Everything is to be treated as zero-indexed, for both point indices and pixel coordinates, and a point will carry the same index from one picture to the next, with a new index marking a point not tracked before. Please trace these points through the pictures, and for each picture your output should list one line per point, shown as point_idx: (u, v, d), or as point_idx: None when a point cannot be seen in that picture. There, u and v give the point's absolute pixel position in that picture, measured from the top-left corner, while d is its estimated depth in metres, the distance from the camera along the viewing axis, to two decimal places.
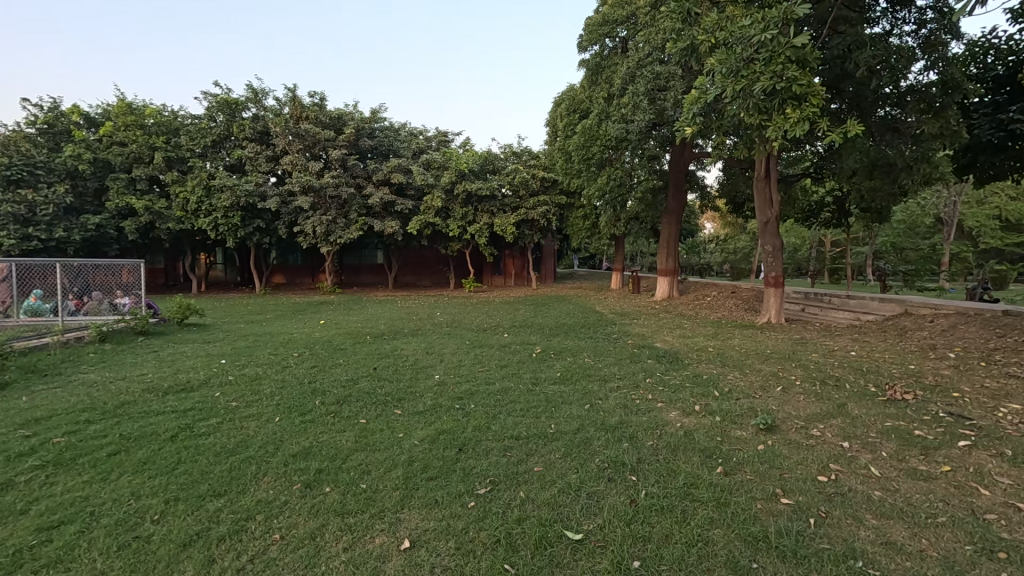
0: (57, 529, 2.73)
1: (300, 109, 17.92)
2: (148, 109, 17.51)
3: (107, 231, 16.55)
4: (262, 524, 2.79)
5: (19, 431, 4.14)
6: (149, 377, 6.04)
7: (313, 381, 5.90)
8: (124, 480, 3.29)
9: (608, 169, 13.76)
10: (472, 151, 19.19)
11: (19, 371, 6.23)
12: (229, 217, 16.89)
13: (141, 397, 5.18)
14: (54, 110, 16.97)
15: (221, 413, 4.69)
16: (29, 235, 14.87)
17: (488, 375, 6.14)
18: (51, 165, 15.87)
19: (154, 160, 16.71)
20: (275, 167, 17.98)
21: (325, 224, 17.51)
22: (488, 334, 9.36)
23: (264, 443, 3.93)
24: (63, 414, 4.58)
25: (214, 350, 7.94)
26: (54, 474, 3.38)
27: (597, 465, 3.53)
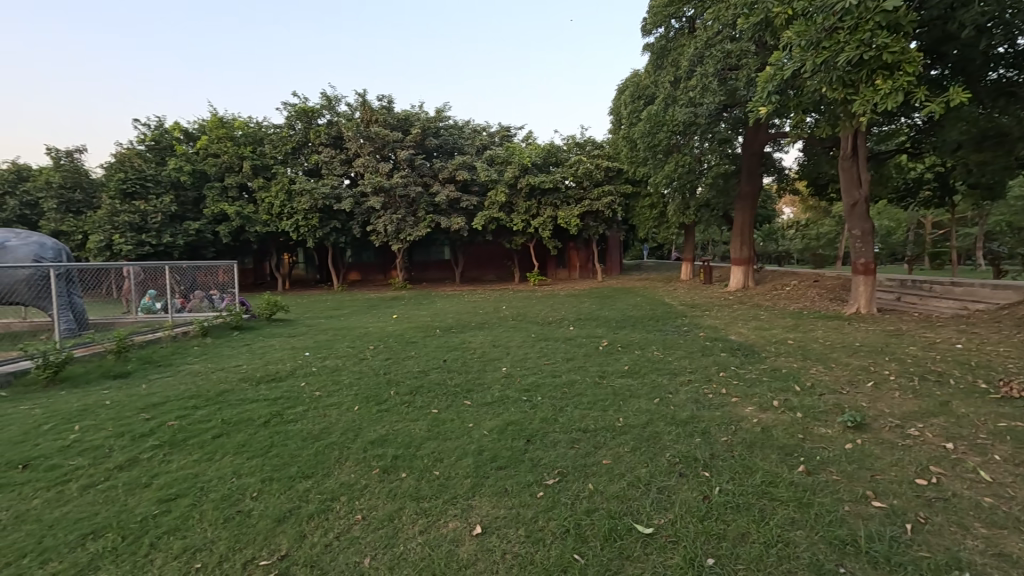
0: (174, 501, 3.08)
1: (370, 113, 18.77)
2: (237, 122, 19.18)
3: (205, 236, 18.23)
4: (345, 505, 3.00)
5: (141, 414, 4.70)
6: (243, 368, 6.61)
7: (387, 372, 6.22)
8: (227, 460, 3.65)
9: (675, 156, 13.28)
10: (535, 145, 19.20)
11: (138, 361, 7.05)
12: (308, 218, 18.02)
13: (237, 386, 5.68)
14: (159, 128, 18.88)
15: (306, 401, 5.07)
16: (143, 241, 16.70)
17: (554, 368, 6.16)
18: (158, 177, 17.68)
19: (243, 169, 18.18)
20: (348, 170, 18.94)
21: (395, 223, 18.23)
22: (554, 327, 9.38)
23: (345, 430, 4.20)
24: (174, 400, 5.14)
25: (298, 343, 8.55)
26: (169, 453, 3.81)
27: (667, 460, 3.45)
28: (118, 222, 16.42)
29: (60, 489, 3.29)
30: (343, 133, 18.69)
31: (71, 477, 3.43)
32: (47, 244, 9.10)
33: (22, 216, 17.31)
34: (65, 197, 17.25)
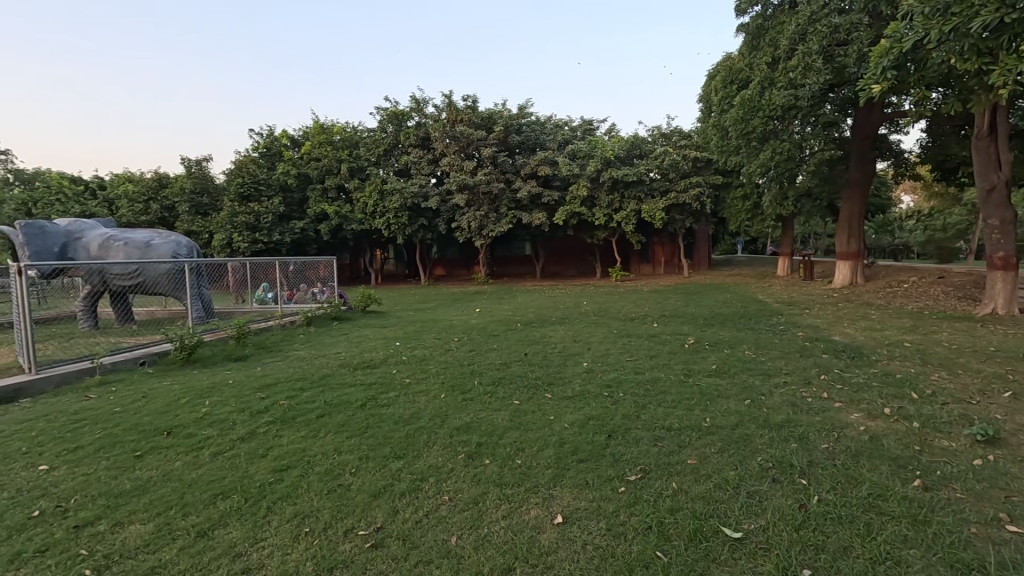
0: (285, 472, 3.44)
1: (456, 113, 19.39)
2: (335, 127, 20.71)
3: (308, 234, 19.87)
4: (434, 485, 3.18)
5: (258, 392, 5.29)
6: (342, 355, 7.18)
7: (471, 363, 6.46)
8: (329, 438, 4.00)
9: (772, 142, 12.38)
10: (618, 138, 18.76)
11: (253, 347, 7.88)
12: (398, 217, 19.00)
13: (336, 371, 6.19)
14: (271, 136, 20.85)
15: (397, 388, 5.40)
16: (257, 239, 18.57)
17: (637, 365, 6.05)
18: (270, 181, 19.54)
19: (341, 171, 19.61)
20: (434, 169, 19.70)
21: (478, 219, 18.70)
22: (636, 324, 9.16)
23: (432, 416, 4.43)
24: (284, 382, 5.71)
25: (389, 334, 9.09)
26: (281, 429, 4.25)
27: (759, 465, 3.27)
28: (236, 222, 18.36)
29: (196, 454, 3.79)
30: (431, 133, 19.46)
31: (204, 445, 3.95)
32: (180, 242, 10.38)
33: (162, 218, 19.92)
34: (195, 200, 19.58)
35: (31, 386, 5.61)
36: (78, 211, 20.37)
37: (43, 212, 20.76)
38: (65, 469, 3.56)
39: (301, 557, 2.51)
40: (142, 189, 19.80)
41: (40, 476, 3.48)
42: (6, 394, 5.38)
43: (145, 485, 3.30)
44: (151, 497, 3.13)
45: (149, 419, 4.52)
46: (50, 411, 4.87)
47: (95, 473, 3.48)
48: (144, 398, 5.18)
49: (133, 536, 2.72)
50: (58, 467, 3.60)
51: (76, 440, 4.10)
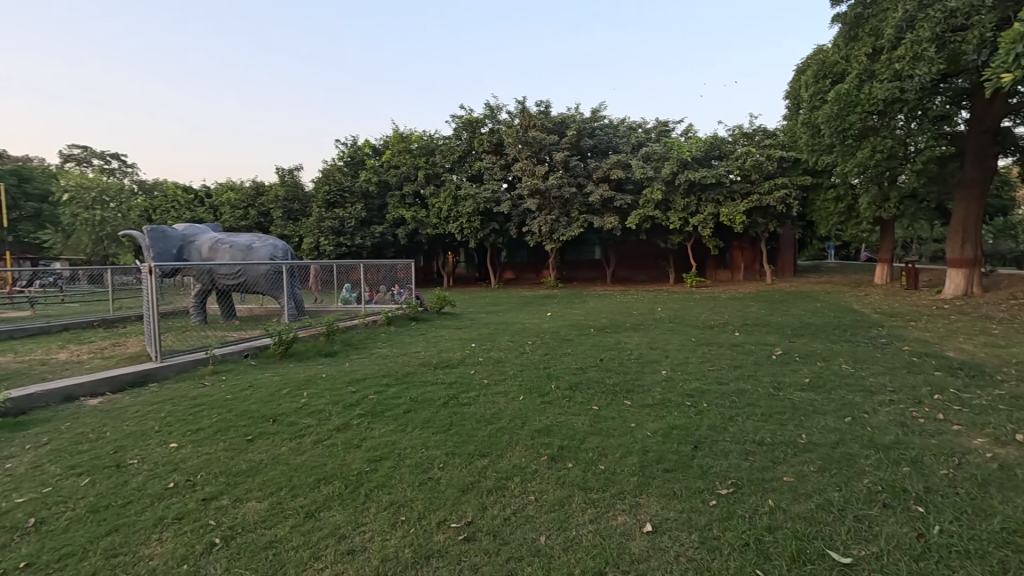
0: (379, 463, 3.65)
1: (529, 118, 19.61)
2: (414, 136, 21.61)
3: (387, 238, 20.86)
4: (520, 485, 3.25)
5: (349, 387, 5.64)
6: (422, 354, 7.47)
7: (547, 366, 6.49)
8: (416, 433, 4.20)
9: (871, 139, 11.43)
10: (696, 138, 18.09)
11: (341, 344, 8.38)
12: (471, 221, 19.47)
13: (418, 369, 6.46)
14: (354, 145, 22.14)
15: (476, 388, 5.55)
16: (341, 242, 19.75)
17: (720, 375, 5.80)
18: (353, 188, 20.74)
19: (418, 178, 20.44)
20: (507, 175, 20.00)
21: (549, 224, 18.76)
22: (716, 332, 8.78)
23: (513, 417, 4.52)
24: (371, 378, 6.04)
25: (465, 335, 9.36)
26: (372, 422, 4.51)
27: (866, 487, 3.04)
28: (323, 227, 19.63)
29: (299, 441, 4.12)
30: (504, 139, 19.78)
31: (305, 433, 4.27)
32: (276, 244, 11.23)
33: (259, 223, 21.70)
34: (287, 207, 21.16)
35: (157, 372, 6.31)
36: (189, 217, 22.67)
37: (161, 217, 23.30)
38: (190, 448, 3.98)
39: (399, 543, 2.65)
40: (242, 197, 21.69)
41: (172, 452, 3.92)
42: (138, 378, 6.08)
43: (258, 466, 3.63)
44: (264, 478, 3.43)
45: (256, 407, 4.95)
46: (174, 396, 5.46)
47: (216, 453, 3.87)
48: (250, 388, 5.68)
49: (252, 511, 3.01)
50: (185, 446, 4.04)
51: (198, 422, 4.58)
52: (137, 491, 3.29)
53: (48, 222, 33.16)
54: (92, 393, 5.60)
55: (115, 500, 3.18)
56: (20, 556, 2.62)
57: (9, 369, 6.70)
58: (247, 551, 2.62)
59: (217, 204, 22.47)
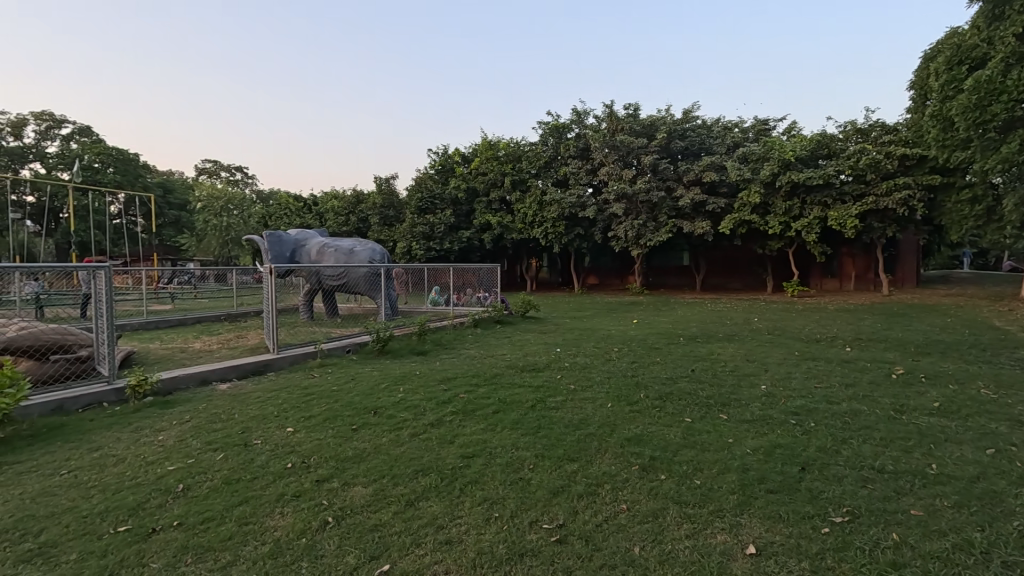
0: (471, 459, 3.78)
1: (617, 122, 19.35)
2: (501, 143, 22.15)
3: (473, 242, 21.53)
4: (611, 492, 3.21)
5: (441, 385, 5.89)
6: (508, 357, 7.62)
7: (635, 374, 6.34)
8: (506, 433, 4.29)
9: (1019, 131, 9.97)
10: (800, 137, 16.80)
11: (432, 343, 8.78)
12: (555, 226, 19.54)
13: (505, 370, 6.61)
14: (445, 154, 23.12)
15: (563, 392, 5.56)
16: (430, 247, 20.68)
17: (830, 393, 5.33)
18: (443, 195, 21.68)
19: (504, 184, 20.91)
20: (593, 179, 19.83)
21: (636, 228, 18.31)
22: (822, 346, 8.06)
23: (602, 424, 4.47)
24: (461, 377, 6.28)
25: (550, 339, 9.42)
26: (464, 420, 4.67)
27: (1016, 530, 2.66)
28: (415, 232, 20.66)
29: (397, 433, 4.37)
30: (591, 144, 19.64)
31: (402, 426, 4.53)
32: (375, 248, 12.01)
33: (358, 229, 23.33)
34: (383, 213, 22.53)
35: (275, 362, 7.00)
36: (299, 223, 24.90)
37: (276, 223, 25.83)
38: (304, 433, 4.38)
39: (494, 539, 2.74)
40: (345, 204, 23.45)
41: (288, 435, 4.35)
42: (259, 367, 6.80)
43: (363, 454, 3.91)
44: (368, 465, 3.69)
45: (358, 399, 5.33)
46: (289, 384, 6.05)
47: (326, 439, 4.23)
48: (353, 381, 6.13)
49: (359, 495, 3.25)
50: (299, 430, 4.46)
51: (309, 410, 5.02)
52: (262, 468, 3.68)
53: (186, 228, 38.06)
54: (223, 378, 6.35)
55: (244, 474, 3.58)
56: (173, 515, 3.03)
57: (158, 355, 7.78)
58: (355, 532, 2.83)
59: (323, 211, 24.49)
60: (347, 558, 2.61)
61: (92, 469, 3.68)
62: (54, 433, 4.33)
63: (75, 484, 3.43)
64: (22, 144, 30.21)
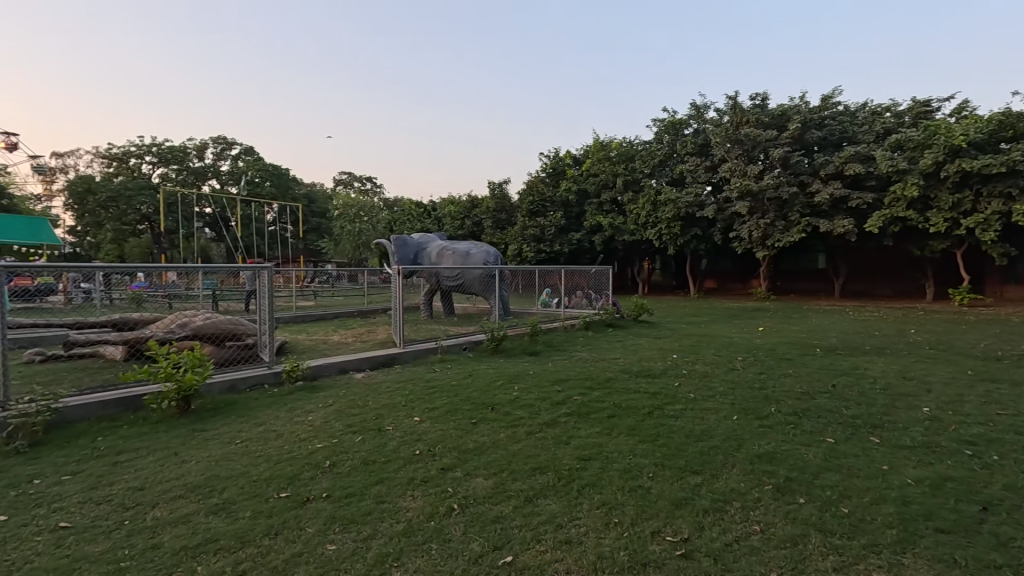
0: (588, 461, 3.76)
1: (741, 115, 18.01)
2: (614, 144, 21.82)
3: (583, 244, 21.40)
4: (741, 511, 2.99)
5: (555, 386, 5.94)
6: (622, 361, 7.45)
7: (764, 387, 5.83)
8: (623, 439, 4.19)
9: None
10: (974, 117, 14.25)
11: (544, 345, 8.87)
12: (671, 227, 18.67)
13: (619, 375, 6.47)
14: (557, 156, 23.29)
15: (683, 401, 5.29)
16: (541, 249, 20.93)
17: (1017, 423, 4.44)
18: (554, 198, 21.86)
19: (617, 185, 20.54)
20: (712, 176, 18.69)
21: (762, 228, 16.86)
22: (1005, 366, 6.74)
23: (727, 437, 4.19)
24: (574, 379, 6.25)
25: (665, 344, 9.02)
26: (579, 422, 4.67)
27: None
28: (526, 234, 21.06)
29: (514, 429, 4.50)
30: (711, 139, 18.53)
31: (519, 423, 4.64)
32: (490, 250, 12.45)
33: (473, 232, 24.35)
34: (496, 217, 23.27)
35: (401, 356, 7.58)
36: (419, 228, 26.66)
37: (400, 228, 27.93)
38: (429, 423, 4.68)
39: (615, 544, 2.70)
40: (461, 209, 24.66)
41: (414, 424, 4.67)
42: (388, 360, 7.42)
43: (483, 447, 4.08)
44: (488, 459, 3.84)
45: (477, 394, 5.57)
46: (413, 377, 6.49)
47: (448, 430, 4.48)
48: (471, 377, 6.42)
49: (480, 487, 3.39)
50: (425, 420, 4.78)
51: (433, 402, 5.35)
52: (394, 453, 4.00)
53: (325, 233, 42.70)
54: (358, 369, 7.03)
55: (379, 457, 3.92)
56: (322, 488, 3.42)
57: (304, 345, 8.81)
58: (479, 521, 2.96)
59: (441, 216, 25.98)
60: (472, 545, 2.74)
61: (259, 441, 4.28)
62: (229, 408, 5.11)
63: (246, 453, 4.02)
64: (203, 164, 36.06)
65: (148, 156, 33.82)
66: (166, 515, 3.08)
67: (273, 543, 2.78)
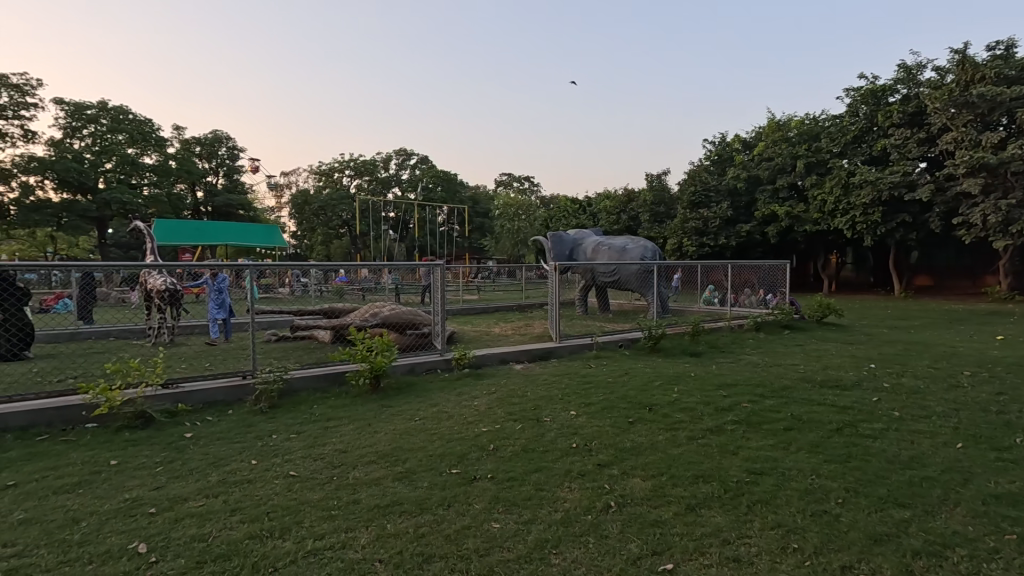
0: (761, 477, 3.41)
1: (972, 70, 14.43)
2: (793, 123, 19.55)
3: (754, 236, 19.45)
4: (968, 561, 2.44)
5: (720, 390, 5.50)
6: (802, 368, 6.58)
7: (1005, 412, 4.62)
8: (804, 456, 3.71)
9: None
10: None
11: (707, 346, 8.26)
12: (867, 213, 15.90)
13: (800, 384, 5.73)
14: (724, 142, 21.69)
15: (884, 420, 4.48)
16: (704, 243, 19.47)
17: None
18: (720, 187, 20.23)
19: (796, 169, 18.34)
20: (929, 150, 15.38)
21: (1002, 211, 13.36)
22: None
23: (947, 469, 3.43)
24: (744, 385, 5.70)
25: (859, 351, 7.71)
26: (748, 431, 4.26)
27: None
28: (687, 227, 19.77)
29: (674, 433, 4.29)
30: (925, 105, 15.26)
31: (680, 427, 4.42)
32: (647, 245, 12.01)
33: (629, 227, 23.75)
34: (654, 210, 22.34)
35: (557, 350, 7.75)
36: (575, 224, 26.89)
37: (555, 225, 28.50)
38: (585, 418, 4.71)
39: (793, 572, 2.42)
40: (617, 203, 24.25)
41: (571, 418, 4.76)
42: (545, 352, 7.65)
43: (641, 448, 3.98)
44: (646, 460, 3.73)
45: (635, 393, 5.45)
46: (569, 372, 6.61)
47: (605, 427, 4.47)
48: (628, 375, 6.29)
49: (638, 487, 3.33)
50: (581, 415, 4.83)
51: (589, 397, 5.38)
52: (551, 444, 4.12)
53: (487, 232, 45.56)
54: (518, 360, 7.39)
55: (538, 446, 4.08)
56: (487, 469, 3.68)
57: (470, 336, 9.55)
58: (638, 522, 2.90)
59: (596, 211, 25.86)
60: (630, 546, 2.70)
61: (434, 420, 4.77)
62: (409, 390, 5.79)
63: (423, 430, 4.51)
64: (389, 174, 41.28)
65: (347, 170, 39.93)
66: (363, 475, 3.62)
67: (446, 513, 3.09)
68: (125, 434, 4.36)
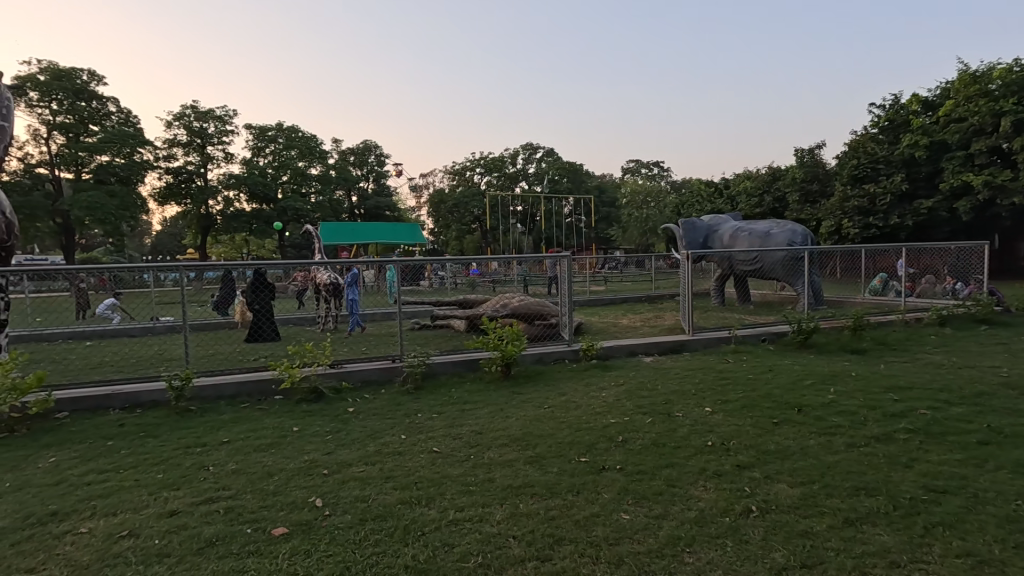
0: (943, 496, 2.92)
1: None
2: (995, 72, 15.87)
3: (939, 213, 16.37)
4: None
5: (890, 394, 4.77)
6: (1005, 372, 5.42)
7: None
8: (1006, 478, 3.08)
9: None
10: None
11: (872, 342, 7.22)
12: None
13: (1001, 391, 4.72)
14: (897, 105, 18.54)
15: None
16: (870, 224, 16.90)
17: None
18: (890, 158, 17.36)
19: (1000, 128, 14.87)
20: None
21: None
22: None
23: None
24: (923, 389, 4.87)
25: None
26: (927, 443, 3.65)
27: None
28: (847, 207, 17.32)
29: (829, 438, 3.84)
30: None
31: (836, 432, 3.94)
32: (796, 228, 10.79)
33: (774, 209, 21.52)
34: (805, 189, 19.91)
35: (690, 343, 7.37)
36: (709, 209, 25.13)
37: (688, 211, 26.95)
38: (722, 416, 4.43)
39: None
40: (759, 184, 22.14)
41: (707, 415, 4.51)
42: (676, 346, 7.32)
43: (787, 452, 3.64)
44: (794, 465, 3.41)
45: (780, 392, 4.97)
46: (702, 366, 6.25)
47: (744, 426, 4.16)
48: (772, 372, 5.76)
49: (784, 493, 3.06)
50: (718, 412, 4.55)
51: (726, 394, 5.04)
52: (684, 440, 3.96)
53: (614, 221, 44.68)
54: (647, 352, 7.18)
55: (670, 442, 3.94)
56: (616, 460, 3.67)
57: (597, 327, 9.52)
58: (784, 530, 2.68)
59: (734, 194, 23.87)
60: (775, 555, 2.50)
61: (561, 409, 4.87)
62: (538, 378, 5.98)
63: (551, 418, 4.63)
64: (516, 169, 42.59)
65: (478, 168, 42.00)
66: (496, 456, 3.85)
67: (576, 500, 3.16)
68: (303, 406, 5.15)
